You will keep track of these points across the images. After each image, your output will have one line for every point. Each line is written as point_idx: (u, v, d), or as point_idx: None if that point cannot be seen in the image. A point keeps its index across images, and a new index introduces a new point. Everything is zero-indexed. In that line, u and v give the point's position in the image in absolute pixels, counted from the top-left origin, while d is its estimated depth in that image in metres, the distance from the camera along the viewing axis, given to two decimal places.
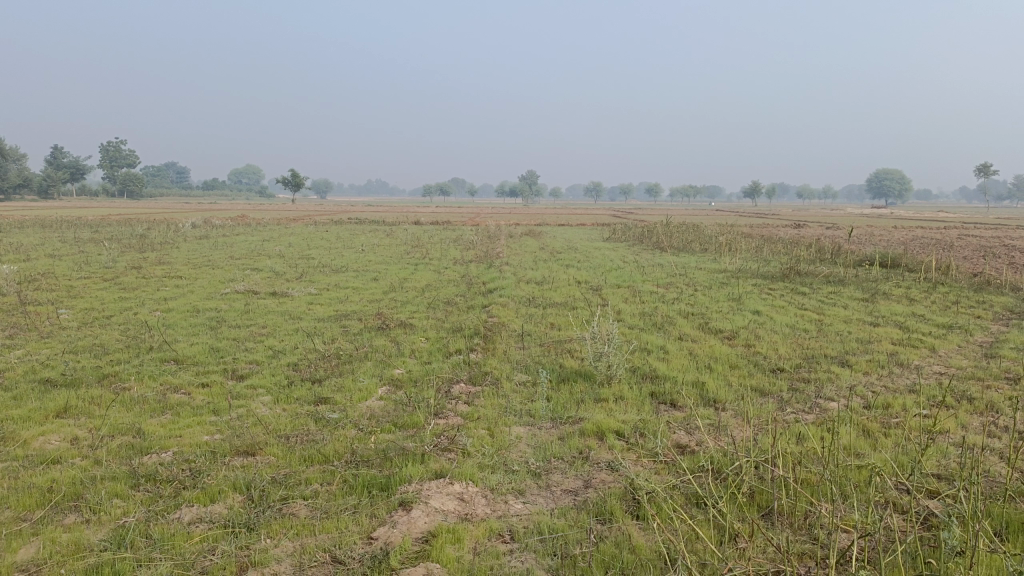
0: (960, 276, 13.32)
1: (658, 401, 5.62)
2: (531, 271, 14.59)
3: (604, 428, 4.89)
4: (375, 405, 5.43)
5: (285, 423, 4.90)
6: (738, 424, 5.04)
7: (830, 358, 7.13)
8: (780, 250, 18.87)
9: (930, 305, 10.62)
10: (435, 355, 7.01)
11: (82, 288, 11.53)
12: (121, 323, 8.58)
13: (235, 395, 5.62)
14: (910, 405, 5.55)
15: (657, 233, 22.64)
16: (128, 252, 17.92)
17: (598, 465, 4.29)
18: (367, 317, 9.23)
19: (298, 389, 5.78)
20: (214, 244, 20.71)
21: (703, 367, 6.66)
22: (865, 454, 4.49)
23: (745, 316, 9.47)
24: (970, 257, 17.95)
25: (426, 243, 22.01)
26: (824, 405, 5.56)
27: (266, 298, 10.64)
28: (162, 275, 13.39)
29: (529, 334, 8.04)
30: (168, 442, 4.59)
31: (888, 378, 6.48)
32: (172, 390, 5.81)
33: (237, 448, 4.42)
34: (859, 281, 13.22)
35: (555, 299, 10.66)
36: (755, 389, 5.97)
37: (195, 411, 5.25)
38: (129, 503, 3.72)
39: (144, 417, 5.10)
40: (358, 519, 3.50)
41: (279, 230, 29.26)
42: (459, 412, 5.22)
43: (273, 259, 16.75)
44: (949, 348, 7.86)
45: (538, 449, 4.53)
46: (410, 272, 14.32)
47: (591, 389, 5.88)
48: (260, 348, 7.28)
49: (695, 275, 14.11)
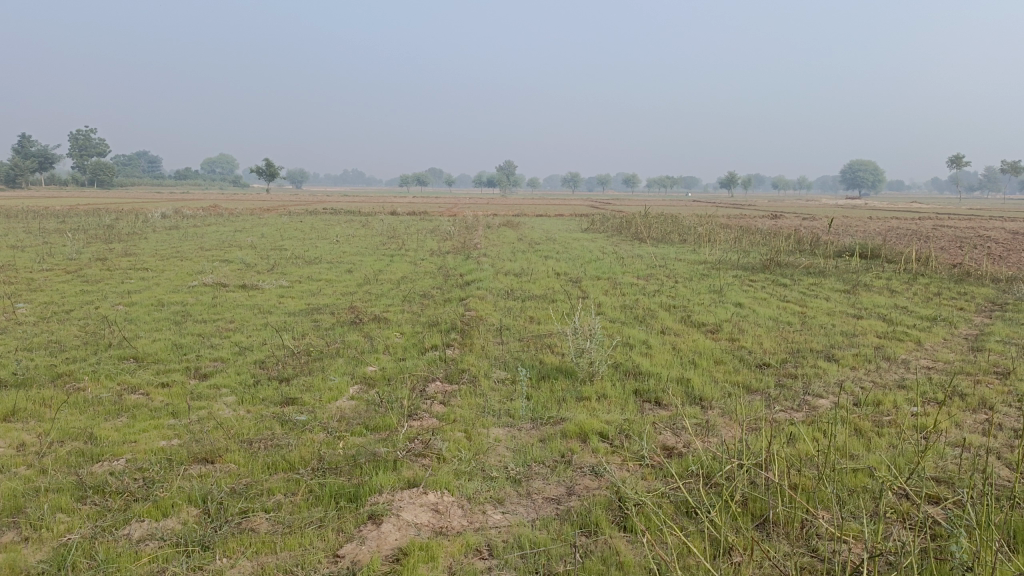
0: (940, 267, 13.26)
1: (642, 399, 5.39)
2: (509, 262, 14.33)
3: (586, 429, 4.65)
4: (346, 405, 5.14)
5: (249, 427, 4.60)
6: (727, 423, 4.83)
7: (816, 353, 6.95)
8: (760, 241, 18.76)
9: (912, 297, 10.51)
10: (410, 351, 6.72)
11: (42, 281, 11.09)
12: (80, 318, 8.19)
13: (196, 396, 5.31)
14: (900, 403, 5.37)
15: (636, 224, 22.50)
16: (94, 243, 17.40)
17: (582, 471, 4.05)
18: (341, 310, 8.92)
19: (265, 389, 5.47)
20: (184, 235, 20.20)
21: (688, 362, 6.44)
22: (860, 457, 4.29)
23: (727, 309, 9.28)
24: (948, 248, 17.99)
25: (403, 234, 21.71)
26: (813, 403, 5.37)
27: (236, 291, 10.28)
28: (128, 267, 12.96)
29: (508, 328, 7.78)
30: (121, 448, 4.29)
31: (876, 373, 6.31)
32: (130, 390, 5.48)
33: (195, 455, 4.13)
34: (839, 272, 13.12)
35: (534, 292, 10.42)
36: (743, 386, 5.77)
37: (153, 414, 4.93)
38: (74, 518, 3.41)
39: (95, 421, 4.77)
40: (324, 534, 3.24)
41: (251, 220, 28.71)
42: (435, 413, 4.95)
43: (245, 250, 16.35)
44: (934, 341, 7.73)
45: (517, 453, 4.28)
46: (386, 264, 14.01)
47: (572, 387, 5.64)
48: (226, 344, 6.95)
49: (676, 266, 13.94)
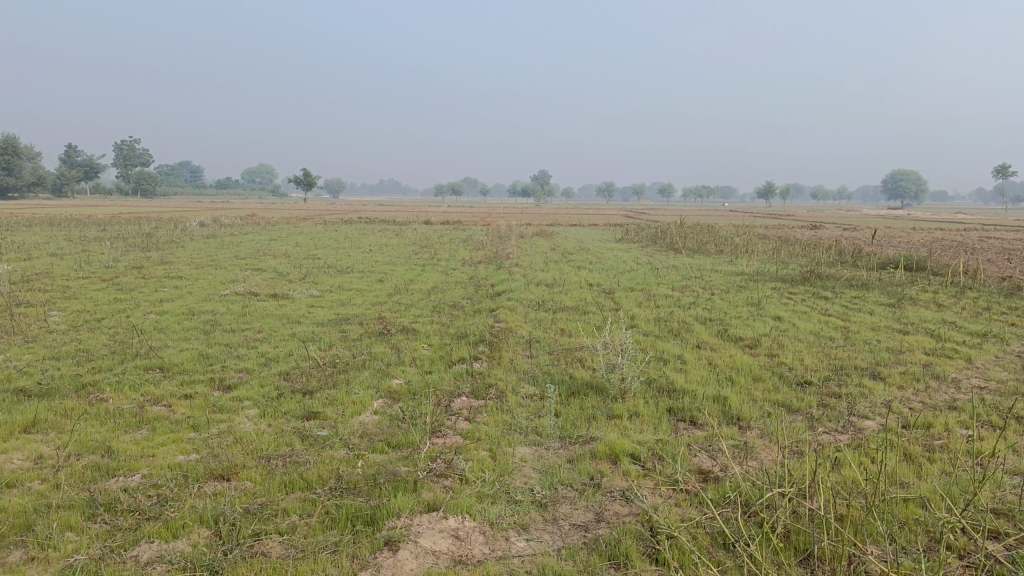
0: (989, 280, 12.75)
1: (676, 419, 5.15)
2: (542, 272, 14.14)
3: (617, 450, 4.43)
4: (369, 420, 4.99)
5: (268, 443, 4.47)
6: (766, 446, 4.58)
7: (860, 371, 6.63)
8: (799, 252, 18.31)
9: (961, 311, 10.09)
10: (436, 364, 6.56)
11: (77, 289, 11.19)
12: (110, 327, 8.19)
13: (218, 409, 5.21)
14: (953, 426, 5.06)
15: (671, 234, 22.17)
16: (131, 251, 17.62)
17: (611, 496, 3.84)
18: (370, 320, 8.82)
19: (287, 402, 5.35)
20: (219, 244, 20.39)
21: (725, 379, 6.18)
22: (910, 485, 4.01)
23: (766, 323, 8.99)
24: (996, 260, 17.38)
25: (436, 243, 21.66)
26: (858, 424, 5.09)
27: (266, 300, 10.24)
28: (163, 275, 13.04)
29: (538, 341, 7.60)
30: (137, 463, 4.18)
31: (924, 393, 5.98)
32: (152, 402, 5.39)
33: (211, 471, 4.01)
34: (883, 285, 12.69)
35: (566, 303, 10.23)
36: (782, 406, 5.49)
37: (173, 427, 4.83)
38: (83, 538, 3.29)
39: (114, 434, 4.68)
40: (337, 561, 3.07)
41: (286, 228, 28.95)
42: (460, 430, 4.77)
43: (278, 259, 16.40)
44: (986, 359, 7.34)
45: (544, 475, 4.08)
46: (416, 274, 13.91)
47: (603, 404, 5.41)
48: (252, 355, 6.87)
49: (712, 277, 13.64)
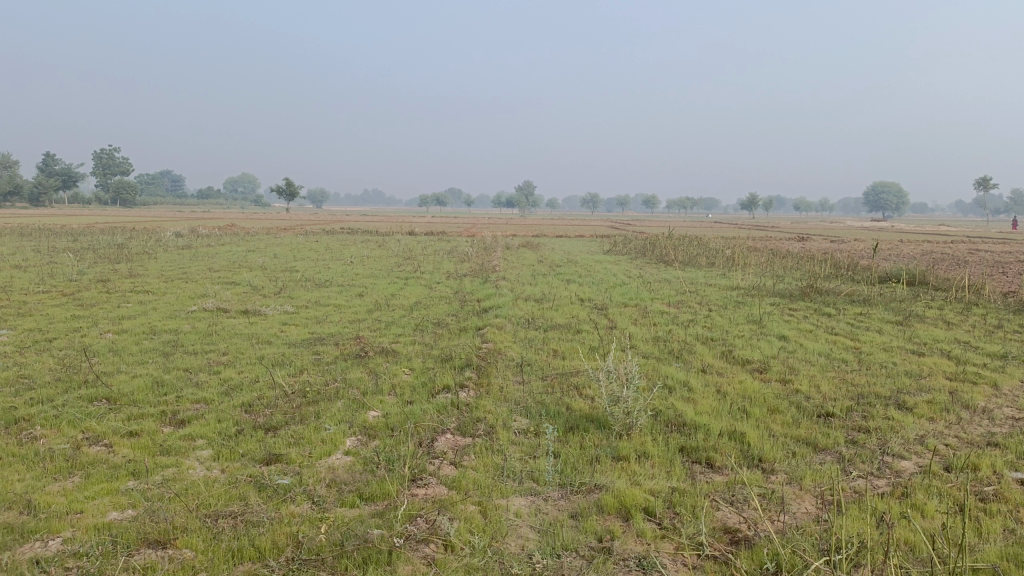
0: (995, 296, 12.23)
1: (690, 460, 4.54)
2: (529, 286, 13.55)
3: (627, 503, 3.80)
4: (339, 464, 4.34)
5: (218, 496, 3.80)
6: (797, 495, 3.98)
7: (883, 400, 6.05)
8: (793, 264, 17.78)
9: (972, 331, 9.54)
10: (418, 393, 5.90)
11: (35, 304, 10.43)
12: (59, 349, 7.47)
13: (166, 451, 4.52)
14: (1001, 468, 4.47)
15: (661, 246, 21.65)
16: (100, 262, 16.84)
17: (626, 565, 3.20)
18: (346, 341, 8.14)
19: (246, 442, 4.67)
20: (194, 255, 19.60)
21: (739, 411, 5.56)
22: (973, 548, 3.42)
23: (772, 343, 8.39)
24: (996, 274, 16.95)
25: (419, 254, 21.06)
26: (894, 467, 4.49)
27: (236, 318, 9.51)
28: (128, 290, 12.29)
29: (530, 364, 6.95)
30: (60, 523, 3.50)
31: (958, 426, 5.40)
32: (91, 442, 4.70)
33: (146, 536, 3.34)
34: (885, 300, 12.13)
35: (557, 321, 9.59)
36: (806, 444, 4.88)
37: (110, 474, 4.15)
38: None
39: (39, 483, 3.99)
40: None
41: (263, 239, 28.08)
42: (444, 478, 4.13)
43: (253, 272, 15.69)
44: (1013, 384, 6.77)
45: (544, 536, 3.44)
46: (398, 288, 13.22)
47: (606, 443, 4.78)
48: (214, 381, 6.18)
49: (707, 292, 13.07)
